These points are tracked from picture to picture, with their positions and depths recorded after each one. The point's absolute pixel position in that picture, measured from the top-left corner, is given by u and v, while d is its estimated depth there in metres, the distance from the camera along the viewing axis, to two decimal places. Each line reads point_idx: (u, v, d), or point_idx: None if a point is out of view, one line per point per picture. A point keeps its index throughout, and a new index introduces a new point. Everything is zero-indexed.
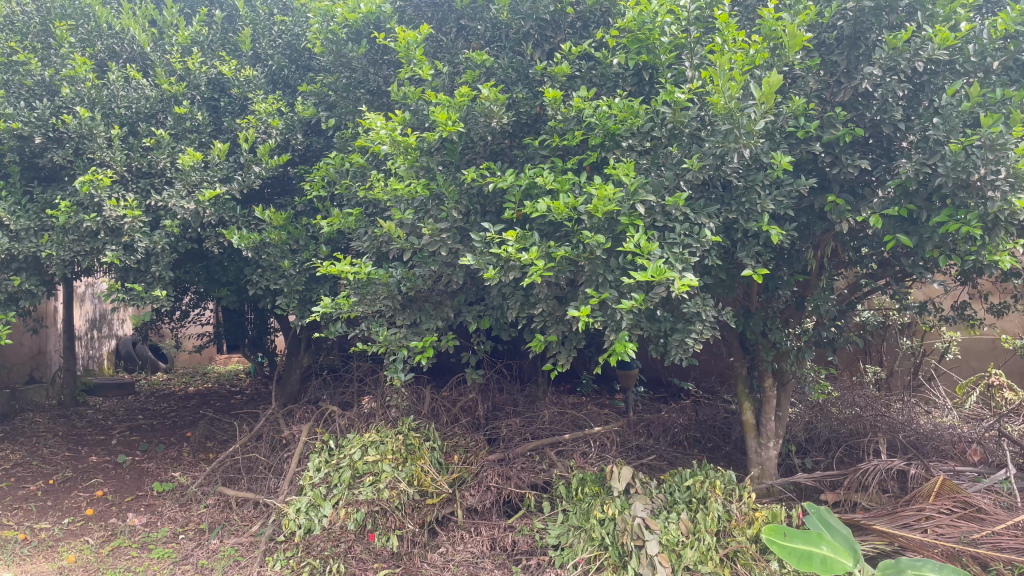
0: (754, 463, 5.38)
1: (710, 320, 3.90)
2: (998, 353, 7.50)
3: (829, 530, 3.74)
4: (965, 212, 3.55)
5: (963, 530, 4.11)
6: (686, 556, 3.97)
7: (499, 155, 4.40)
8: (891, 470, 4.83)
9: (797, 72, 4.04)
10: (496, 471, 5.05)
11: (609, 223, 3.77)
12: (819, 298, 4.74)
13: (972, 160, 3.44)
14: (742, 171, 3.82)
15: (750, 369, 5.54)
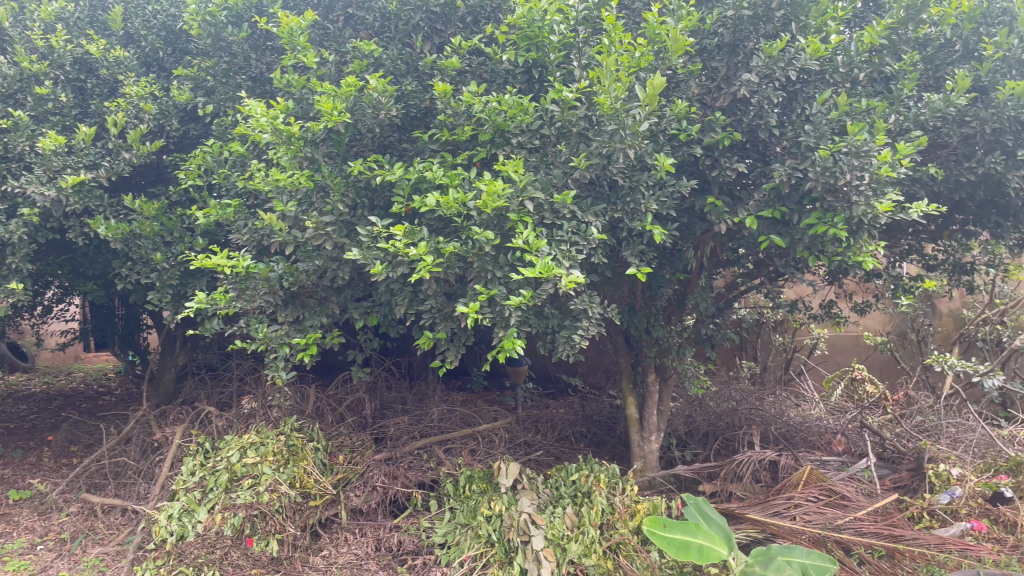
0: (637, 456, 5.54)
1: (597, 316, 3.94)
2: (860, 349, 7.99)
3: (705, 520, 3.86)
4: (833, 215, 3.75)
5: (829, 516, 4.39)
6: (570, 549, 4.01)
7: (388, 148, 4.30)
8: (764, 460, 5.17)
9: (679, 77, 4.14)
10: (383, 470, 4.97)
11: (498, 219, 3.76)
12: (699, 295, 4.91)
13: (839, 165, 3.66)
14: (627, 171, 3.89)
15: (635, 365, 5.68)
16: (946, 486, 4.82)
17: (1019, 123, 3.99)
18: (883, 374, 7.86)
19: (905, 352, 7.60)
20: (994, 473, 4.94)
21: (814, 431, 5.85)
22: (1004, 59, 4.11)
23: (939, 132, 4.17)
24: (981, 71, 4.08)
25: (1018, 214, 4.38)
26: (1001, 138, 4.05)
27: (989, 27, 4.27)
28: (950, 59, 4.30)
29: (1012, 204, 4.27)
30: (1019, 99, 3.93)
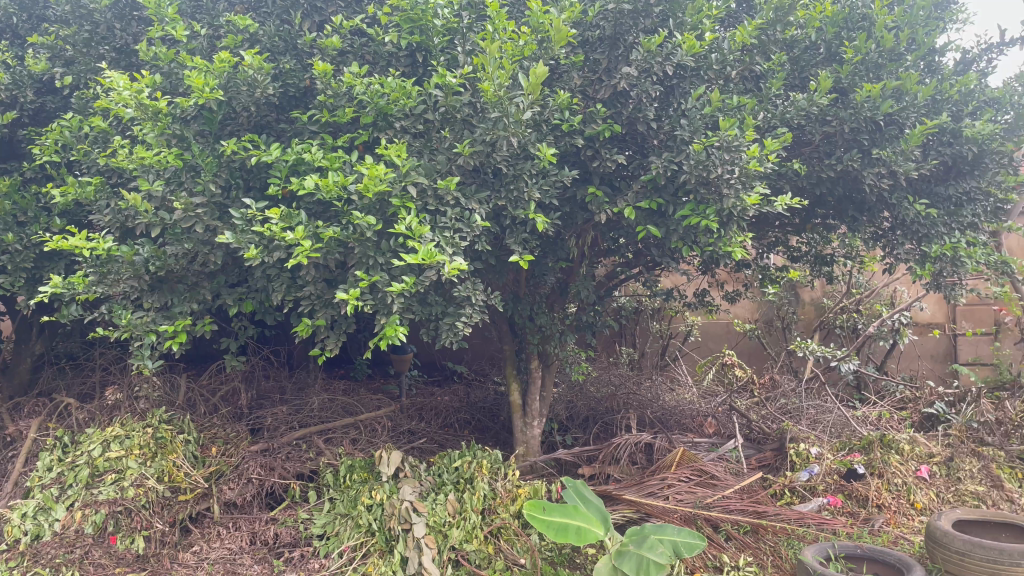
0: (520, 442, 5.61)
1: (480, 304, 3.94)
2: (731, 336, 8.30)
3: (584, 502, 3.95)
4: (705, 207, 3.90)
5: (699, 495, 4.60)
6: (452, 536, 4.06)
7: (265, 128, 4.15)
8: (640, 443, 5.35)
9: (562, 68, 4.19)
10: (259, 462, 4.79)
11: (380, 204, 3.69)
12: (580, 283, 5.02)
13: (711, 160, 3.82)
14: (510, 160, 3.88)
15: (518, 352, 5.74)
16: (806, 464, 5.12)
17: (873, 123, 4.28)
18: (751, 360, 8.28)
19: (771, 339, 8.03)
20: (848, 451, 5.36)
21: (687, 414, 6.11)
22: (861, 63, 4.39)
23: (803, 130, 4.40)
24: (841, 74, 4.35)
25: (872, 209, 4.69)
26: (858, 138, 4.33)
27: (849, 32, 4.52)
28: (814, 61, 4.56)
29: (867, 199, 4.57)
30: (874, 102, 4.21)
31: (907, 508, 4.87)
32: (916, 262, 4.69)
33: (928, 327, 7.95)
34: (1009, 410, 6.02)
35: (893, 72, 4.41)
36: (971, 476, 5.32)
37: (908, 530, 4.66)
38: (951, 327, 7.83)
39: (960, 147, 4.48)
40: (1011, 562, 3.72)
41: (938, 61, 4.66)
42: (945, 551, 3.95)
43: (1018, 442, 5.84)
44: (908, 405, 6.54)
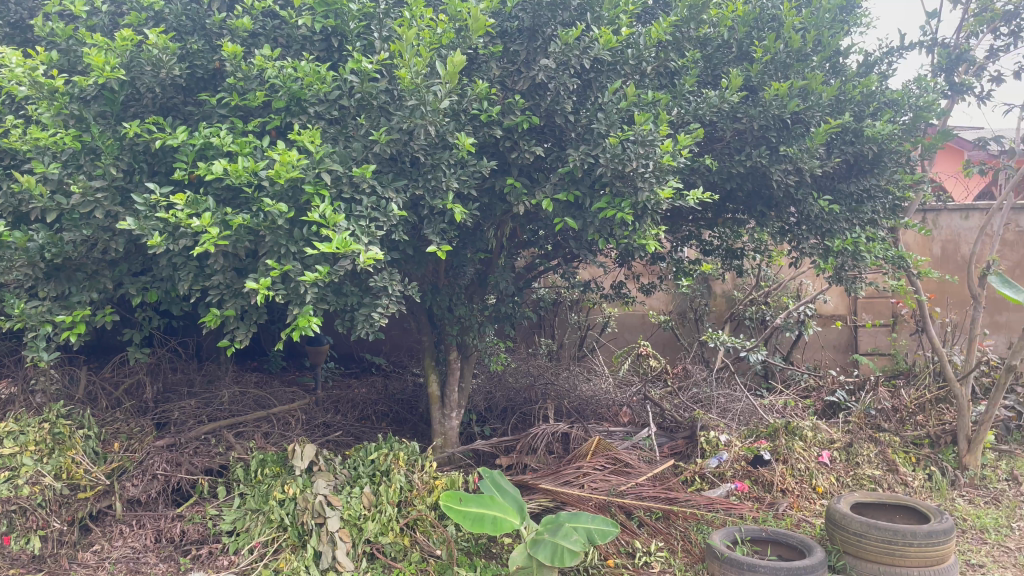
0: (438, 433, 5.59)
1: (397, 294, 3.89)
2: (647, 327, 8.47)
3: (500, 492, 3.96)
4: (621, 200, 3.96)
5: (613, 483, 4.67)
6: (367, 529, 4.02)
7: (171, 110, 4.00)
8: (557, 433, 5.43)
9: (480, 58, 4.17)
10: (165, 457, 4.63)
11: (292, 191, 3.59)
12: (498, 274, 5.02)
13: (627, 153, 3.88)
14: (428, 149, 3.83)
15: (437, 343, 5.71)
16: (715, 451, 5.27)
17: (780, 121, 4.43)
18: (665, 350, 8.45)
19: (685, 330, 8.22)
20: (755, 438, 5.51)
21: (603, 404, 6.20)
22: (770, 62, 4.53)
23: (715, 126, 4.53)
24: (752, 73, 4.48)
25: (779, 205, 4.85)
26: (766, 135, 4.46)
27: (759, 31, 4.66)
28: (726, 58, 4.66)
29: (775, 195, 4.71)
30: (782, 100, 4.36)
31: (808, 492, 5.12)
32: (819, 257, 4.88)
33: (831, 318, 8.26)
34: (904, 398, 6.35)
35: (799, 72, 4.56)
36: (868, 459, 5.59)
37: (809, 513, 4.91)
38: (852, 318, 8.15)
39: (861, 147, 4.68)
40: (903, 542, 3.92)
41: (842, 63, 4.84)
42: (843, 532, 4.15)
43: (911, 428, 6.17)
44: (812, 394, 6.81)
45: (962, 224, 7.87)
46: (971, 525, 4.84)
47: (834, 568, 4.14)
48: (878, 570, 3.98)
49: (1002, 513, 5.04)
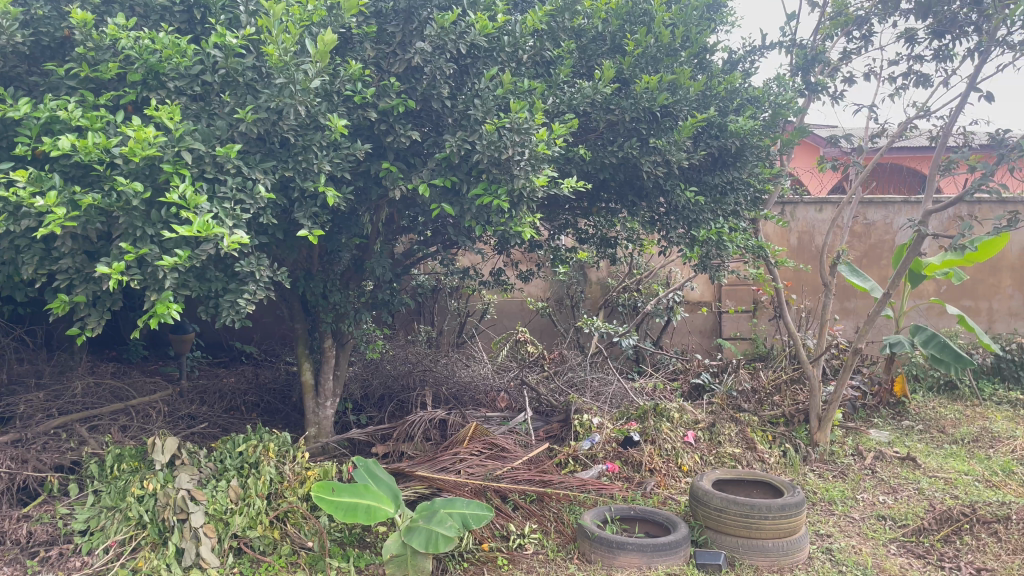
0: (311, 422, 5.46)
1: (265, 280, 3.75)
2: (525, 314, 8.52)
3: (375, 481, 3.92)
4: (497, 187, 3.98)
5: (489, 467, 4.71)
6: (234, 524, 3.88)
7: (13, 81, 3.69)
8: (434, 420, 5.43)
9: (353, 37, 4.09)
10: (9, 454, 4.30)
11: (149, 170, 3.39)
12: (374, 260, 4.93)
13: (503, 141, 3.90)
14: (298, 130, 3.70)
15: (311, 331, 5.56)
16: (588, 433, 5.44)
17: (650, 114, 4.58)
18: (543, 337, 8.52)
19: (562, 317, 8.36)
20: (626, 420, 5.71)
21: (481, 389, 6.23)
22: (642, 56, 4.67)
23: (589, 117, 4.63)
24: (624, 65, 4.60)
25: (649, 195, 5.01)
26: (637, 127, 4.59)
27: (632, 24, 4.77)
28: (599, 51, 4.79)
29: (645, 185, 4.86)
30: (652, 94, 4.50)
31: (674, 470, 5.34)
32: (685, 246, 5.10)
33: (698, 305, 8.66)
34: (762, 379, 6.74)
35: (669, 67, 4.73)
36: (729, 438, 5.89)
37: (674, 491, 5.13)
38: (716, 305, 8.54)
39: (725, 141, 4.89)
40: (760, 516, 4.15)
41: (708, 60, 5.03)
42: (706, 508, 4.36)
43: (768, 408, 6.55)
44: (680, 376, 7.08)
45: (816, 217, 8.41)
46: (820, 498, 5.20)
47: (697, 542, 4.35)
48: (736, 543, 4.20)
49: (847, 485, 5.44)
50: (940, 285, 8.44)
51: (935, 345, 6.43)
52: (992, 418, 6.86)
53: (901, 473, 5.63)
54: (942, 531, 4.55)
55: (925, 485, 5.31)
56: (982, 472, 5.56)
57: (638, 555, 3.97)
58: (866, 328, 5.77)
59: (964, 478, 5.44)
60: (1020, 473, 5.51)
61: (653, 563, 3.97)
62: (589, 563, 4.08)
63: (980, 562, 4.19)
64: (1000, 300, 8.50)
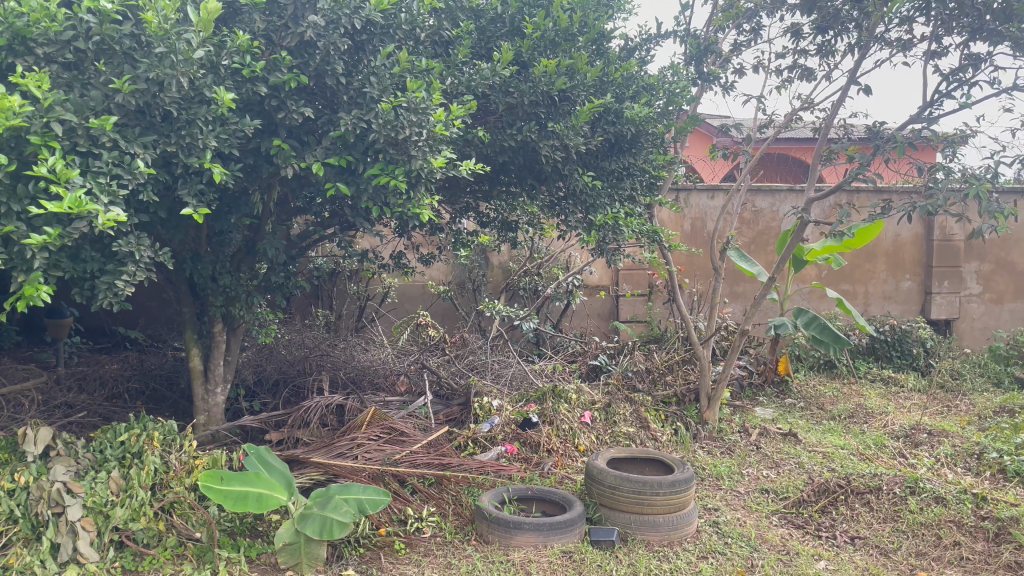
0: (200, 410, 5.25)
1: (146, 260, 3.57)
2: (426, 297, 8.45)
3: (267, 469, 3.80)
4: (394, 167, 3.92)
5: (387, 452, 4.66)
6: (115, 516, 3.71)
7: None
8: (331, 405, 5.32)
9: (241, 8, 3.93)
10: None
11: (15, 141, 3.17)
12: (267, 240, 4.77)
13: (400, 120, 3.84)
14: (181, 103, 3.53)
15: (199, 315, 5.34)
16: (488, 416, 5.48)
17: (548, 98, 4.59)
18: (444, 321, 8.46)
19: (463, 301, 8.34)
20: (525, 402, 5.77)
21: (379, 373, 6.14)
22: (540, 39, 4.68)
23: (488, 99, 4.61)
24: (523, 48, 4.61)
25: (548, 179, 5.01)
26: (536, 111, 4.60)
27: (531, 8, 4.78)
28: (499, 33, 4.79)
29: (544, 169, 4.87)
30: (550, 78, 4.51)
31: (571, 450, 5.43)
32: (582, 230, 5.18)
33: (596, 289, 8.82)
34: (655, 360, 6.96)
35: (567, 51, 4.76)
36: (624, 418, 6.02)
37: (571, 470, 5.22)
38: (614, 290, 8.73)
39: (622, 127, 4.96)
40: (651, 492, 4.28)
41: (606, 46, 5.06)
42: (600, 486, 4.45)
43: (662, 388, 6.75)
44: (578, 359, 7.24)
45: (708, 204, 8.69)
46: (709, 473, 5.40)
47: (592, 519, 4.45)
48: (629, 519, 4.31)
49: (734, 461, 5.68)
50: (821, 270, 8.87)
51: (816, 327, 6.77)
52: (866, 395, 7.29)
53: (784, 448, 5.92)
54: (819, 502, 4.82)
55: (805, 460, 5.61)
56: (857, 446, 5.91)
57: (535, 534, 4.02)
58: (754, 310, 6.01)
59: (840, 452, 5.76)
60: (890, 446, 5.88)
61: (549, 541, 4.04)
62: (487, 544, 4.10)
63: (854, 531, 4.47)
64: (875, 284, 9.04)
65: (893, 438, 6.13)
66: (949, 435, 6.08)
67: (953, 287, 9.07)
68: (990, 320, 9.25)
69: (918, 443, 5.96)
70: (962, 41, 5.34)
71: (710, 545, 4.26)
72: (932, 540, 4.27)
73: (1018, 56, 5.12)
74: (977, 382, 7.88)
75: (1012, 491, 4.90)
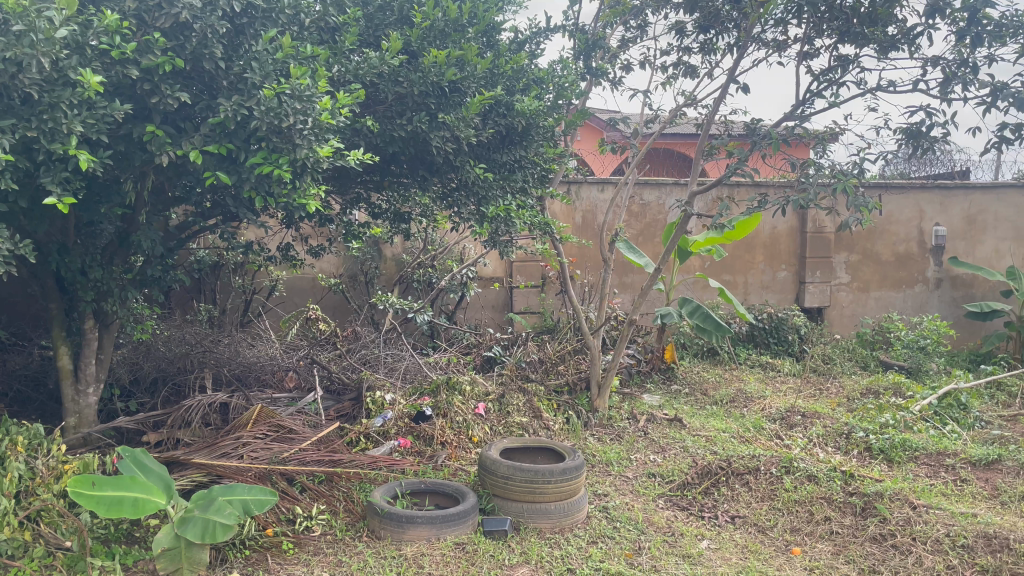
0: (71, 412, 4.93)
1: (5, 253, 3.31)
2: (316, 290, 8.23)
3: (144, 472, 3.60)
4: (277, 156, 3.79)
5: (274, 450, 4.52)
6: None
7: None
8: (214, 404, 5.12)
9: None
10: None
11: None
12: (142, 231, 4.53)
13: (283, 107, 3.72)
14: (42, 85, 3.30)
15: (68, 311, 5.01)
16: (380, 410, 5.41)
17: (438, 89, 4.54)
18: (335, 314, 8.27)
19: (355, 294, 8.19)
20: (419, 395, 5.71)
21: (267, 369, 5.95)
22: (429, 29, 4.64)
23: (377, 88, 4.53)
24: (411, 37, 4.56)
25: (440, 171, 4.96)
26: (425, 101, 4.54)
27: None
28: (387, 21, 4.74)
29: (435, 160, 4.81)
30: (439, 68, 4.47)
31: (465, 442, 5.43)
32: (475, 222, 5.19)
33: (490, 280, 8.83)
34: (548, 350, 7.05)
35: (457, 42, 4.73)
36: (517, 408, 6.08)
37: (464, 462, 5.22)
38: (507, 281, 8.78)
39: (512, 120, 4.97)
40: (543, 480, 4.34)
41: (496, 38, 5.07)
42: (493, 476, 4.47)
43: (554, 377, 6.84)
44: (472, 350, 7.24)
45: (598, 197, 8.88)
46: (599, 460, 5.53)
47: (485, 510, 4.47)
48: (521, 508, 4.36)
49: (623, 447, 5.83)
50: (704, 261, 9.22)
51: (699, 316, 7.04)
52: (746, 380, 7.65)
53: (670, 433, 6.12)
54: (702, 484, 5.02)
55: (689, 443, 5.82)
56: (737, 429, 6.19)
57: (427, 527, 4.00)
58: (641, 300, 6.15)
59: (722, 435, 6.01)
60: (768, 428, 6.19)
61: (442, 534, 4.03)
62: (379, 540, 4.05)
63: (734, 510, 4.69)
64: (753, 274, 9.49)
65: (770, 420, 6.45)
66: (820, 416, 6.45)
67: (824, 276, 9.60)
68: (857, 308, 9.81)
69: (793, 424, 6.29)
70: (832, 44, 5.65)
71: (600, 530, 4.35)
72: (806, 516, 4.52)
73: (882, 58, 5.47)
74: (846, 365, 8.39)
75: (876, 467, 5.25)
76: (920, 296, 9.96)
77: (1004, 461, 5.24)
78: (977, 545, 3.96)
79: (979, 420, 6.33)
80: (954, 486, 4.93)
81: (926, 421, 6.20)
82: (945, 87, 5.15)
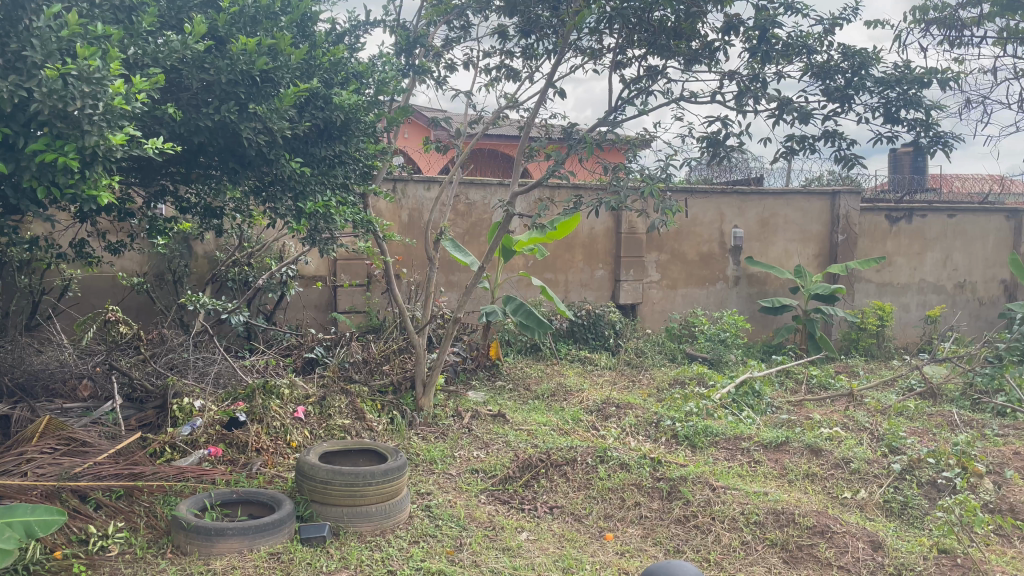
0: None
1: None
2: (117, 290, 7.61)
3: None
4: (62, 143, 3.46)
5: (64, 466, 4.12)
6: None
7: None
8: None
9: None
10: None
11: None
12: None
13: (68, 90, 3.41)
14: None
15: None
16: (188, 418, 5.07)
17: (249, 78, 4.32)
18: (139, 316, 7.71)
19: (162, 294, 7.67)
20: (232, 401, 5.40)
21: (56, 377, 5.44)
22: (238, 14, 4.45)
23: (180, 74, 4.24)
24: (218, 22, 4.32)
25: (252, 164, 4.69)
26: (235, 90, 4.30)
27: None
28: (190, 4, 4.49)
29: (247, 153, 4.56)
30: (249, 56, 4.26)
31: (282, 447, 5.23)
32: (292, 218, 5.00)
33: (312, 279, 8.56)
34: (372, 350, 6.93)
35: (267, 30, 4.55)
36: (339, 410, 5.92)
37: (282, 468, 5.04)
38: (331, 280, 8.54)
39: (330, 113, 4.81)
40: (364, 483, 4.25)
41: (311, 29, 4.90)
42: (311, 482, 4.32)
43: (377, 377, 6.74)
44: (292, 352, 6.97)
45: (424, 195, 8.85)
46: (422, 459, 5.51)
47: (303, 517, 4.31)
48: (341, 513, 4.25)
49: (447, 444, 5.84)
50: (527, 260, 9.44)
51: (522, 313, 7.19)
52: (566, 374, 7.92)
53: (493, 428, 6.21)
54: (523, 477, 5.14)
55: (511, 438, 5.94)
56: (556, 422, 6.39)
57: (239, 539, 3.81)
58: (466, 299, 6.15)
59: (542, 428, 6.19)
60: (585, 420, 6.45)
61: (254, 545, 3.85)
62: (185, 556, 3.80)
63: (552, 501, 4.83)
64: (573, 273, 9.85)
65: (587, 412, 6.72)
66: (633, 407, 6.80)
67: (637, 275, 10.14)
68: (667, 304, 10.46)
69: (608, 415, 6.60)
70: (641, 55, 5.97)
71: (422, 530, 4.33)
72: (618, 503, 4.74)
73: (686, 70, 5.84)
74: (656, 358, 8.93)
75: (681, 453, 5.62)
76: (721, 292, 10.76)
77: (790, 442, 5.76)
78: (767, 520, 4.33)
79: (770, 406, 6.93)
80: (749, 467, 5.37)
81: (725, 408, 6.71)
82: (740, 99, 5.56)
